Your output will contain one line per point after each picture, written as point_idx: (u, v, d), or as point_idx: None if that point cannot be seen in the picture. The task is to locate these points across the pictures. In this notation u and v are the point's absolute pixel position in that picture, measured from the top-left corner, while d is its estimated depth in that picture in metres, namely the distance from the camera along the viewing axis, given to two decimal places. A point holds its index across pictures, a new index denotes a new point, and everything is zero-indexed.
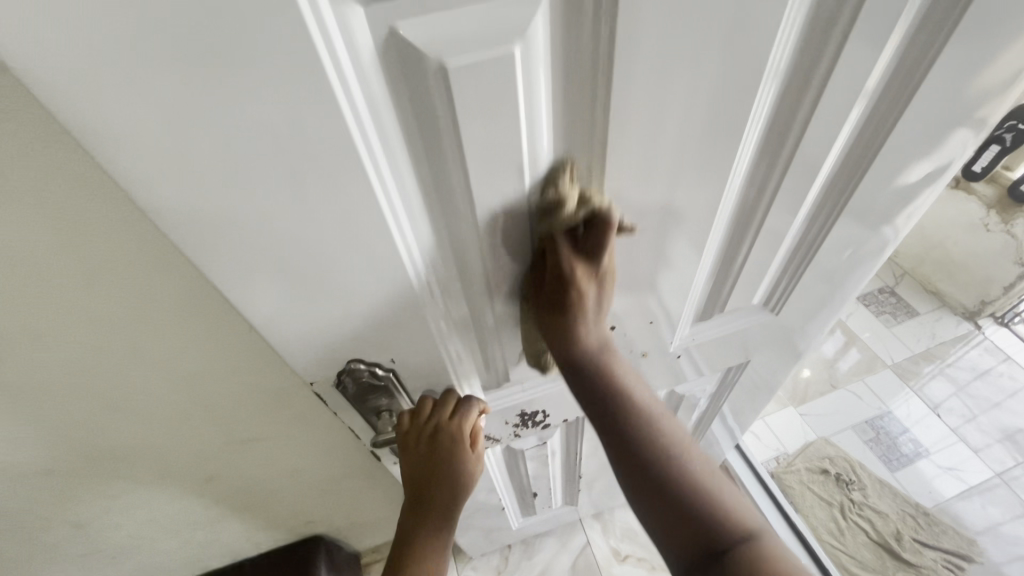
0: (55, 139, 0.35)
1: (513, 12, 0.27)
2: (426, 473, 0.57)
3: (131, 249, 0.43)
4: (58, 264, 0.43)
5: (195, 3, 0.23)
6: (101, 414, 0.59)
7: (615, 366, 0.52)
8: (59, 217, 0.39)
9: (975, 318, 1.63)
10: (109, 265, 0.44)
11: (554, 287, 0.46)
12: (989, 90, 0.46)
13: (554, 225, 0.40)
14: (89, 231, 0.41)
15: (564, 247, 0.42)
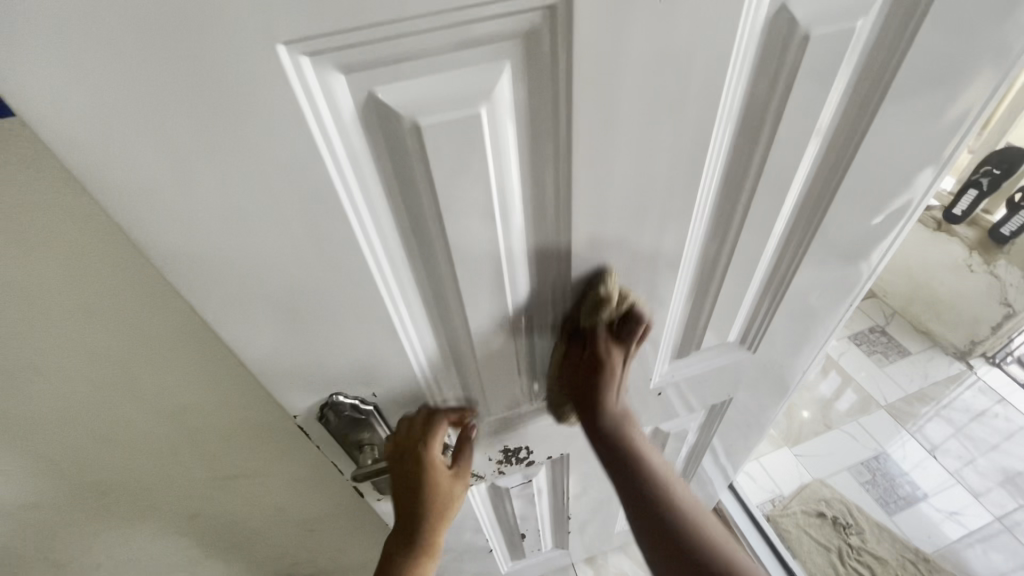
0: (66, 185, 0.39)
1: (479, 78, 0.31)
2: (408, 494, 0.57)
3: (129, 286, 0.46)
4: (59, 299, 0.45)
5: (199, 71, 0.26)
6: (91, 448, 0.60)
7: (630, 426, 0.57)
8: (64, 254, 0.42)
9: (966, 358, 1.64)
10: (107, 301, 0.46)
11: (594, 360, 0.52)
12: (935, 142, 0.49)
13: (597, 318, 0.49)
14: (91, 268, 0.44)
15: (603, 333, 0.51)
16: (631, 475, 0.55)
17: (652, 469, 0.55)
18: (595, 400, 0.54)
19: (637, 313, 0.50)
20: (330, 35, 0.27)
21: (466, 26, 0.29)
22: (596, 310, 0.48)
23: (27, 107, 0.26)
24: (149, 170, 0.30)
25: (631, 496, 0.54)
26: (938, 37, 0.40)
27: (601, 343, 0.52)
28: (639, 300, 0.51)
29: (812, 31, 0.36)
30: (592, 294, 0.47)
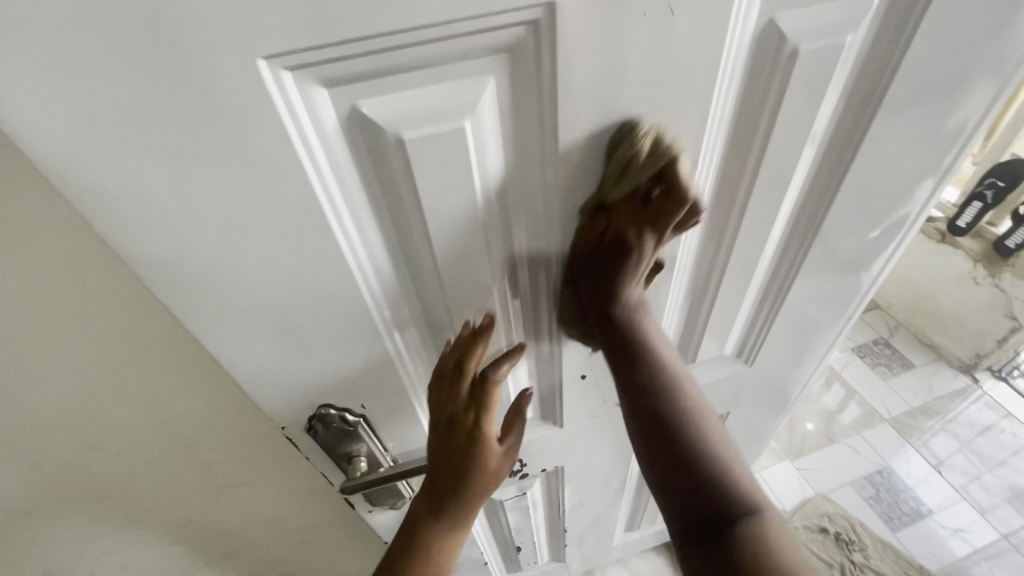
0: (46, 197, 0.39)
1: (462, 92, 0.31)
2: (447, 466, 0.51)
3: (116, 296, 0.46)
4: (46, 307, 0.45)
5: (181, 85, 0.27)
6: (82, 456, 0.60)
7: (646, 327, 0.47)
8: (51, 263, 0.42)
9: (972, 371, 1.62)
10: (94, 310, 0.46)
11: (615, 250, 0.41)
12: (931, 154, 0.48)
13: (623, 186, 0.38)
14: (78, 279, 0.44)
15: (631, 217, 0.40)
16: (642, 388, 0.46)
17: (667, 383, 0.46)
18: (611, 298, 0.44)
19: (681, 178, 0.38)
20: (310, 50, 0.27)
21: (448, 41, 0.29)
22: (624, 169, 0.37)
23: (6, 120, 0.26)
24: (130, 182, 0.29)
25: (638, 410, 0.46)
26: (930, 50, 0.40)
27: (628, 229, 0.40)
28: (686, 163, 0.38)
29: (800, 45, 0.35)
30: (620, 162, 0.36)
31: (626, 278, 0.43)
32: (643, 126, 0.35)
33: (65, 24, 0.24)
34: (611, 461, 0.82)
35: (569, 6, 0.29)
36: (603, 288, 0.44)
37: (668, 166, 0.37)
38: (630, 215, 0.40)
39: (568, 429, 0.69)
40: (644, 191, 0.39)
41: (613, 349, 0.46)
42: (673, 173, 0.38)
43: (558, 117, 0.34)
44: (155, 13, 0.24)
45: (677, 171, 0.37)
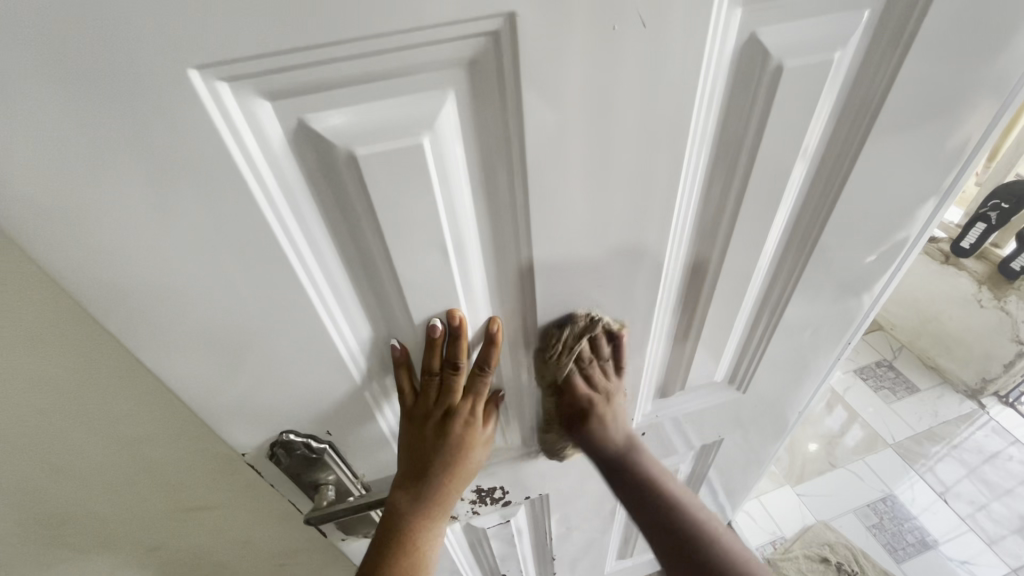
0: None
1: (420, 106, 0.29)
2: (428, 456, 0.48)
3: (61, 315, 0.43)
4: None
5: (104, 97, 0.24)
6: (39, 479, 0.58)
7: (637, 447, 0.57)
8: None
9: (978, 396, 1.58)
10: (21, 326, 0.43)
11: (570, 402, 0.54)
12: (930, 175, 0.46)
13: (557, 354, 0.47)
14: (21, 296, 0.42)
15: (574, 372, 0.51)
16: (641, 497, 0.55)
17: (657, 489, 0.56)
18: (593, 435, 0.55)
19: (598, 350, 0.50)
20: (250, 60, 0.25)
21: (400, 52, 0.27)
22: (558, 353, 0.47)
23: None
24: (46, 198, 0.27)
25: (639, 513, 0.56)
26: (927, 68, 0.37)
27: (580, 390, 0.53)
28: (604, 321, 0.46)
29: (785, 61, 0.33)
30: (551, 357, 0.47)
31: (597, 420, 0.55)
32: (578, 317, 0.45)
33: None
34: (599, 489, 0.79)
35: (530, 15, 0.27)
36: (575, 423, 0.55)
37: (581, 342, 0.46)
38: (578, 378, 0.52)
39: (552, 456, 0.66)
40: (575, 362, 0.50)
41: (618, 479, 0.57)
42: (598, 342, 0.49)
43: (526, 135, 0.31)
44: (64, 14, 0.22)
45: (598, 343, 0.49)
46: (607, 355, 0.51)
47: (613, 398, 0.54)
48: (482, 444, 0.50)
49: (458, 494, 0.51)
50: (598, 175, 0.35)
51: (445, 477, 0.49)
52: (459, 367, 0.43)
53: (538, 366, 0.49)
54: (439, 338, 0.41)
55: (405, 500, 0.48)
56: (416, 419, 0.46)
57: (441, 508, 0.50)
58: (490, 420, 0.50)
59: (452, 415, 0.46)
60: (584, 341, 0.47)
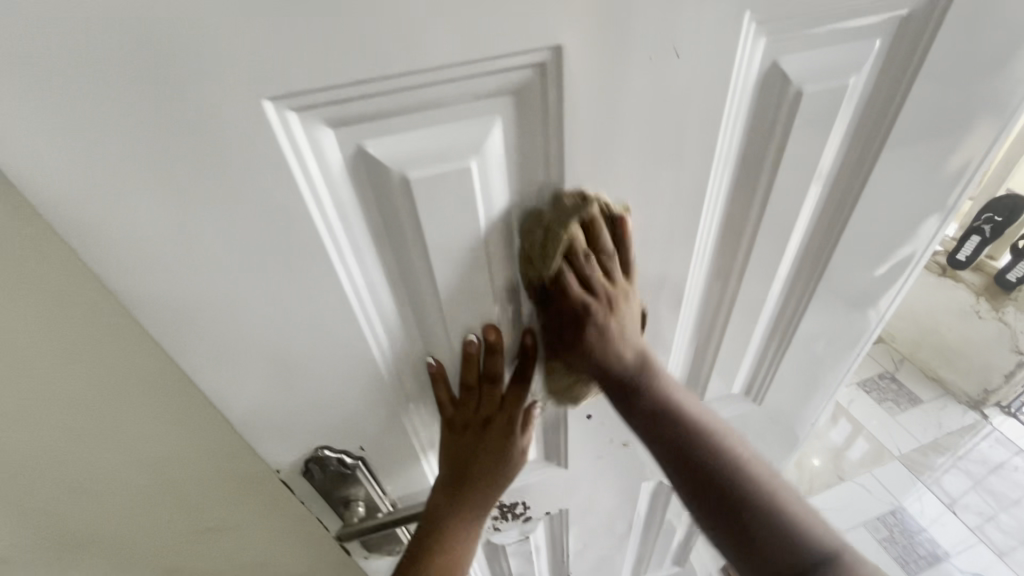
0: (44, 234, 0.38)
1: (469, 131, 0.31)
2: (467, 463, 0.51)
3: (108, 334, 0.44)
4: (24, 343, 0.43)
5: (184, 127, 0.26)
6: (68, 499, 0.58)
7: (662, 373, 0.44)
8: (30, 298, 0.41)
9: (980, 407, 1.58)
10: (75, 344, 0.44)
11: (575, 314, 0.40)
12: (936, 191, 0.48)
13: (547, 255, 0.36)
14: (69, 317, 0.42)
15: (570, 274, 0.38)
16: (681, 444, 0.42)
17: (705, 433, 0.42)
18: (594, 361, 0.43)
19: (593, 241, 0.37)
20: (318, 91, 0.27)
21: (455, 82, 0.29)
22: (546, 245, 0.35)
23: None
24: (122, 220, 0.29)
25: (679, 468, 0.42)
26: (935, 91, 0.40)
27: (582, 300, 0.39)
28: (595, 199, 0.35)
29: (804, 87, 0.36)
30: (537, 249, 0.36)
31: (600, 342, 0.42)
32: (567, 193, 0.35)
33: (56, 60, 0.23)
34: (617, 503, 0.79)
35: (574, 47, 0.29)
36: (575, 347, 0.43)
37: (576, 231, 0.36)
38: (571, 278, 0.38)
39: (572, 470, 0.67)
40: (569, 260, 0.37)
41: (644, 412, 0.43)
42: (596, 235, 0.37)
43: (566, 156, 0.33)
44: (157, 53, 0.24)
45: (594, 232, 0.36)
46: (609, 250, 0.38)
47: (617, 308, 0.41)
48: (519, 454, 0.53)
49: (493, 502, 0.53)
50: (629, 194, 0.37)
51: (480, 486, 0.52)
52: (495, 380, 0.46)
53: (525, 260, 0.37)
54: (476, 353, 0.43)
55: (441, 507, 0.51)
56: (455, 428, 0.49)
57: (478, 513, 0.53)
58: (527, 430, 0.52)
59: (492, 423, 0.49)
60: (577, 231, 0.36)
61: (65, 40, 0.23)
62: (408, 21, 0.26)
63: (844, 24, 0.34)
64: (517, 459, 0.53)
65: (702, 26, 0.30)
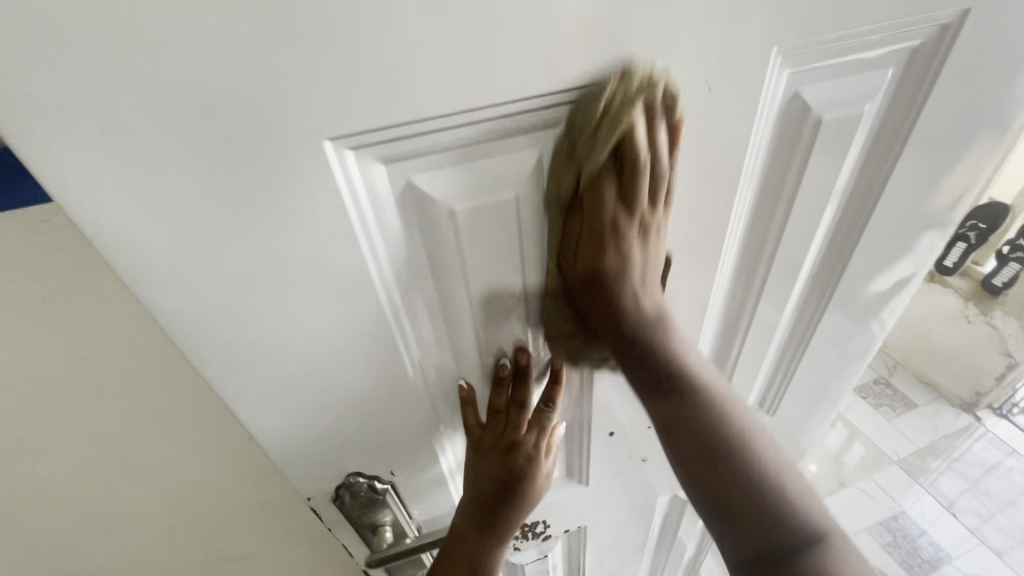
0: (87, 269, 0.37)
1: (513, 163, 0.32)
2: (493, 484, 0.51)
3: (140, 367, 0.44)
4: (64, 376, 0.43)
5: (247, 166, 0.27)
6: (84, 532, 0.56)
7: (671, 329, 0.41)
8: (74, 330, 0.40)
9: (973, 410, 1.61)
10: (115, 375, 0.44)
11: (598, 237, 0.38)
12: (941, 208, 0.50)
13: (587, 146, 0.32)
14: (102, 350, 0.42)
15: (607, 180, 0.35)
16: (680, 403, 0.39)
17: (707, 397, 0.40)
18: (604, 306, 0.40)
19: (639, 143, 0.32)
20: (376, 129, 0.28)
21: (502, 117, 0.30)
22: (593, 135, 0.31)
23: (60, 197, 0.26)
24: (178, 256, 0.29)
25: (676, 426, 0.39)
26: (940, 115, 0.42)
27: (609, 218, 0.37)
28: (661, 89, 0.31)
29: (823, 115, 0.38)
30: (582, 131, 0.31)
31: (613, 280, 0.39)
32: (635, 74, 0.30)
33: (131, 102, 0.24)
34: (632, 519, 0.79)
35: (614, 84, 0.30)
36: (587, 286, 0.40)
37: (636, 127, 0.31)
38: (609, 189, 0.36)
39: (590, 485, 0.67)
40: (619, 158, 0.33)
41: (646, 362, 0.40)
42: (654, 128, 0.32)
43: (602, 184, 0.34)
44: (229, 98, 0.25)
45: (655, 126, 0.32)
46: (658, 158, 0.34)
47: (646, 233, 0.38)
48: (544, 478, 0.53)
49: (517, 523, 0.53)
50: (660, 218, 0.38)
51: (505, 507, 0.52)
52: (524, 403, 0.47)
53: (566, 139, 0.32)
54: (507, 374, 0.45)
55: (465, 532, 0.51)
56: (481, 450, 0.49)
57: (502, 535, 0.53)
58: (551, 452, 0.53)
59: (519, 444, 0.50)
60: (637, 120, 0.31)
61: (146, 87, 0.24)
62: (463, 63, 0.27)
63: (860, 55, 0.36)
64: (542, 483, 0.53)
65: (732, 61, 0.32)
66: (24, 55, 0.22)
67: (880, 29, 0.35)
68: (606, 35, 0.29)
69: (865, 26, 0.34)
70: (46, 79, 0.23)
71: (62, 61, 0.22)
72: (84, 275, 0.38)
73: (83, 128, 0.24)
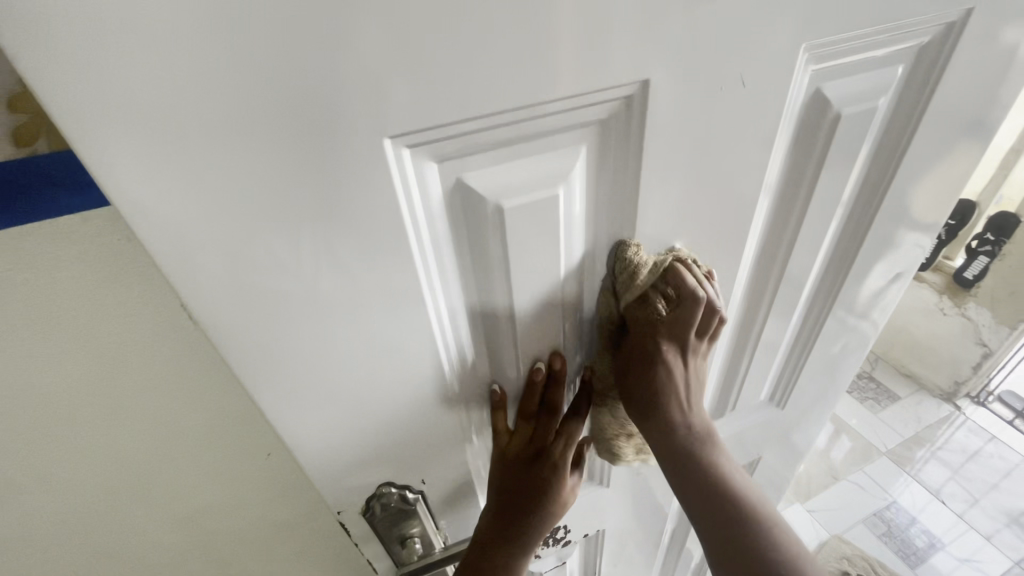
0: (118, 278, 0.37)
1: (560, 162, 0.33)
2: (517, 493, 0.48)
3: (167, 378, 0.43)
4: (73, 387, 0.41)
5: (305, 167, 0.27)
6: (91, 564, 0.54)
7: (706, 436, 0.46)
8: (102, 343, 0.40)
9: (953, 399, 1.67)
10: (128, 379, 0.42)
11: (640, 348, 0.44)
12: (941, 199, 0.52)
13: (631, 289, 0.40)
14: (130, 362, 0.41)
15: (649, 315, 0.42)
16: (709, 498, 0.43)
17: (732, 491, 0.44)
18: (655, 417, 0.44)
19: (687, 287, 0.40)
20: (430, 129, 0.28)
21: (551, 116, 0.31)
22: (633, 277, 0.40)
23: (111, 196, 0.25)
24: (229, 258, 0.29)
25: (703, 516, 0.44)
26: (943, 109, 0.44)
27: (660, 340, 0.43)
28: (686, 256, 0.41)
29: (841, 110, 0.39)
30: (627, 275, 0.39)
31: (664, 388, 0.44)
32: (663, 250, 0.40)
33: (193, 99, 0.24)
34: (647, 521, 0.80)
35: (657, 82, 0.31)
36: (643, 393, 0.44)
37: (680, 272, 0.40)
38: (644, 314, 0.42)
39: (609, 487, 0.68)
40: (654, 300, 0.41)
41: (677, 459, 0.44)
42: (686, 278, 0.40)
43: (640, 179, 0.35)
44: (293, 95, 0.25)
45: (685, 275, 0.40)
46: (704, 289, 0.41)
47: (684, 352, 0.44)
48: (571, 492, 0.51)
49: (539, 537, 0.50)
50: (691, 212, 0.39)
51: (528, 517, 0.49)
52: (555, 408, 0.47)
53: (610, 281, 0.41)
54: (541, 379, 0.45)
55: (484, 538, 0.49)
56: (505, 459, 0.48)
57: (525, 546, 0.50)
58: (578, 465, 0.51)
59: (545, 454, 0.48)
60: (675, 276, 0.40)
61: (215, 85, 0.24)
62: (517, 61, 0.28)
63: (872, 53, 0.38)
64: (568, 494, 0.51)
65: (764, 58, 0.33)
66: (88, 53, 0.21)
67: (892, 29, 0.37)
68: (650, 33, 0.30)
69: (879, 26, 0.36)
70: (111, 77, 0.22)
71: (132, 59, 0.22)
72: (100, 276, 0.37)
73: (141, 126, 0.24)
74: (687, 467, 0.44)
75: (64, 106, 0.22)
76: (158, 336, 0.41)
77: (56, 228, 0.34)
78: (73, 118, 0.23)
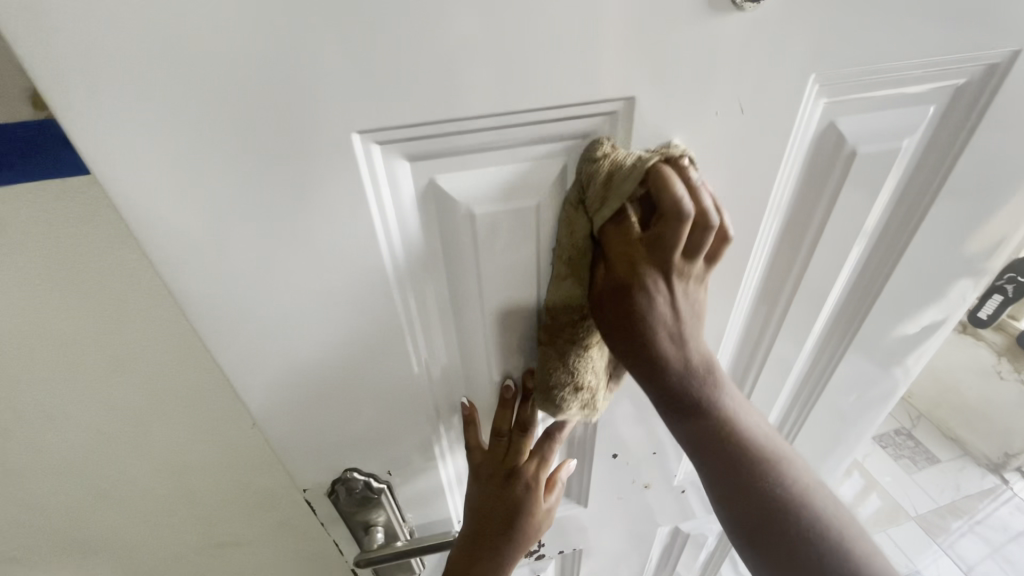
0: (120, 240, 0.39)
1: (537, 170, 0.33)
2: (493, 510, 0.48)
3: (161, 338, 0.46)
4: (75, 334, 0.44)
5: (275, 153, 0.28)
6: (83, 502, 0.57)
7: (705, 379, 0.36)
8: (103, 298, 0.42)
9: (1000, 470, 1.48)
10: (122, 334, 0.45)
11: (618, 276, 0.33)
12: (983, 249, 0.48)
13: (610, 195, 0.31)
14: (127, 319, 0.44)
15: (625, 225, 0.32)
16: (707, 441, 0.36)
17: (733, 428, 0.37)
18: (639, 359, 0.34)
19: (674, 193, 0.29)
20: (399, 127, 0.29)
21: (529, 125, 0.31)
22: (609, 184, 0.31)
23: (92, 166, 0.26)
24: (201, 233, 0.29)
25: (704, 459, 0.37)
26: (985, 155, 0.40)
27: (640, 264, 0.32)
28: (674, 159, 0.31)
29: (858, 146, 0.37)
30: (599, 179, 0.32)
31: (647, 324, 0.33)
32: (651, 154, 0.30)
33: (167, 81, 0.25)
34: (630, 547, 0.77)
35: (644, 100, 0.31)
36: (620, 336, 0.34)
37: (671, 176, 0.30)
38: (619, 228, 0.32)
39: (589, 506, 0.66)
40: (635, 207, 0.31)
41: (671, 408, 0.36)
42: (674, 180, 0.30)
43: None
44: (265, 84, 0.26)
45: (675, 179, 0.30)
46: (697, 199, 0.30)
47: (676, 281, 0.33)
48: (545, 514, 0.51)
49: (518, 554, 0.49)
50: None
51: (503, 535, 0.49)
52: (528, 428, 0.47)
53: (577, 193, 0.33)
54: (512, 397, 0.45)
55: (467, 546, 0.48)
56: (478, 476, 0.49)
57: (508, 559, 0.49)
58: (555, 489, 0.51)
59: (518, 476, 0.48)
60: (664, 179, 0.30)
61: (189, 69, 0.25)
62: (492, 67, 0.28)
63: (900, 89, 0.35)
64: (544, 518, 0.51)
65: (768, 82, 0.32)
66: (68, 33, 0.23)
67: (925, 64, 0.34)
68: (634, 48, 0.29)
69: (908, 59, 0.33)
70: (90, 53, 0.23)
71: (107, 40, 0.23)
72: (95, 233, 0.39)
73: (119, 105, 0.25)
74: (678, 416, 0.36)
75: (48, 81, 0.24)
76: (155, 298, 0.43)
77: (66, 188, 0.36)
78: (62, 92, 0.24)
